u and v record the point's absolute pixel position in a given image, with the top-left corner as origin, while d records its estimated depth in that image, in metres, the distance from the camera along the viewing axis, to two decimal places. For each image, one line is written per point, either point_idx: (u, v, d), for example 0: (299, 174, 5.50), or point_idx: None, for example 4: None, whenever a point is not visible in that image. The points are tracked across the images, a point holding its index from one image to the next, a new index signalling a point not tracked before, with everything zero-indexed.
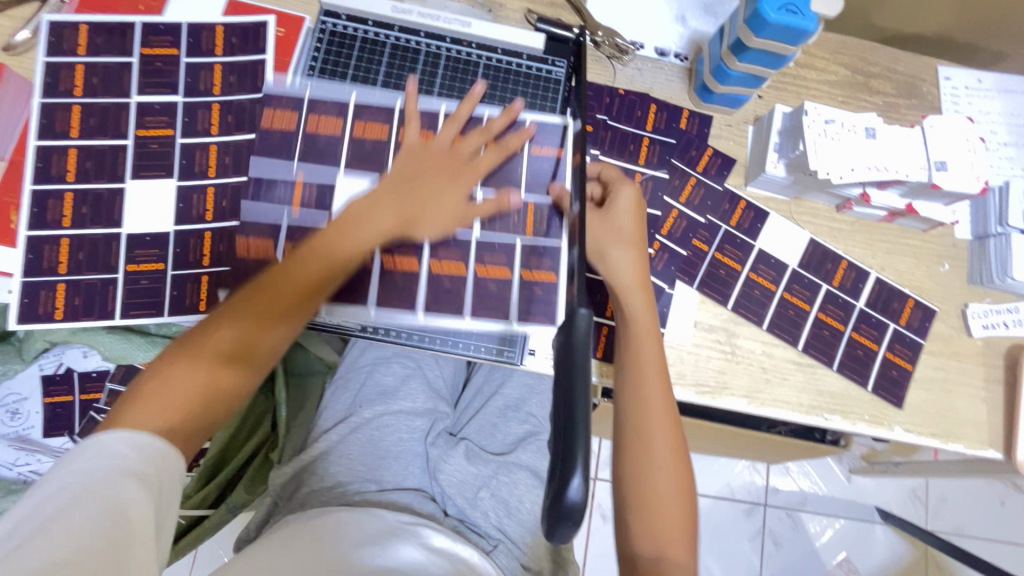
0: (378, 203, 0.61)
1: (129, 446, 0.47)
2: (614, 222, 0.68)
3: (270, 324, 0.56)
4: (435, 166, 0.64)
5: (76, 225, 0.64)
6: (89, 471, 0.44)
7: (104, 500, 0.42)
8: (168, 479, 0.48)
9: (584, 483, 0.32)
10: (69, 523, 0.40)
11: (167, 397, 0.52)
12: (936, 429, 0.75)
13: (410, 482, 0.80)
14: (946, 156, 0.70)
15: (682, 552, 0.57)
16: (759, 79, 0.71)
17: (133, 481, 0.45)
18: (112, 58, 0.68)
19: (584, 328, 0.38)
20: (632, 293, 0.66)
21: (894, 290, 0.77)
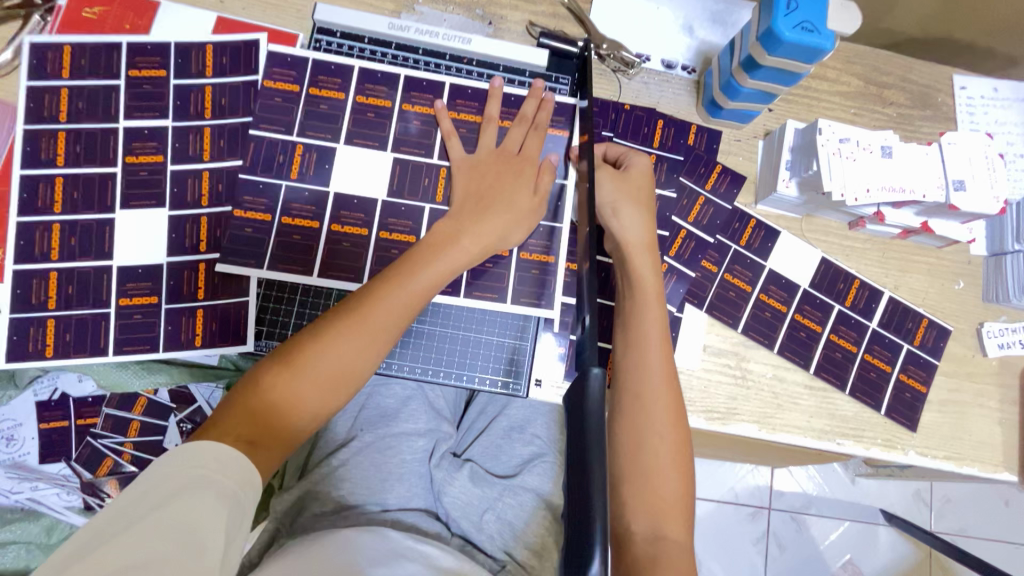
0: (452, 222, 0.62)
1: (211, 455, 0.47)
2: (628, 191, 0.67)
3: (352, 363, 0.55)
4: (491, 181, 0.64)
5: (65, 258, 0.62)
6: (174, 477, 0.45)
7: (185, 510, 0.43)
8: (246, 493, 0.48)
9: (603, 564, 0.31)
10: (146, 533, 0.41)
11: (246, 427, 0.51)
12: (950, 451, 0.73)
13: (415, 504, 0.79)
14: (964, 175, 0.67)
15: (678, 526, 0.55)
16: (771, 95, 0.69)
17: (213, 492, 0.45)
18: (97, 81, 0.65)
19: (598, 391, 0.38)
20: (638, 251, 0.64)
21: (908, 310, 0.75)
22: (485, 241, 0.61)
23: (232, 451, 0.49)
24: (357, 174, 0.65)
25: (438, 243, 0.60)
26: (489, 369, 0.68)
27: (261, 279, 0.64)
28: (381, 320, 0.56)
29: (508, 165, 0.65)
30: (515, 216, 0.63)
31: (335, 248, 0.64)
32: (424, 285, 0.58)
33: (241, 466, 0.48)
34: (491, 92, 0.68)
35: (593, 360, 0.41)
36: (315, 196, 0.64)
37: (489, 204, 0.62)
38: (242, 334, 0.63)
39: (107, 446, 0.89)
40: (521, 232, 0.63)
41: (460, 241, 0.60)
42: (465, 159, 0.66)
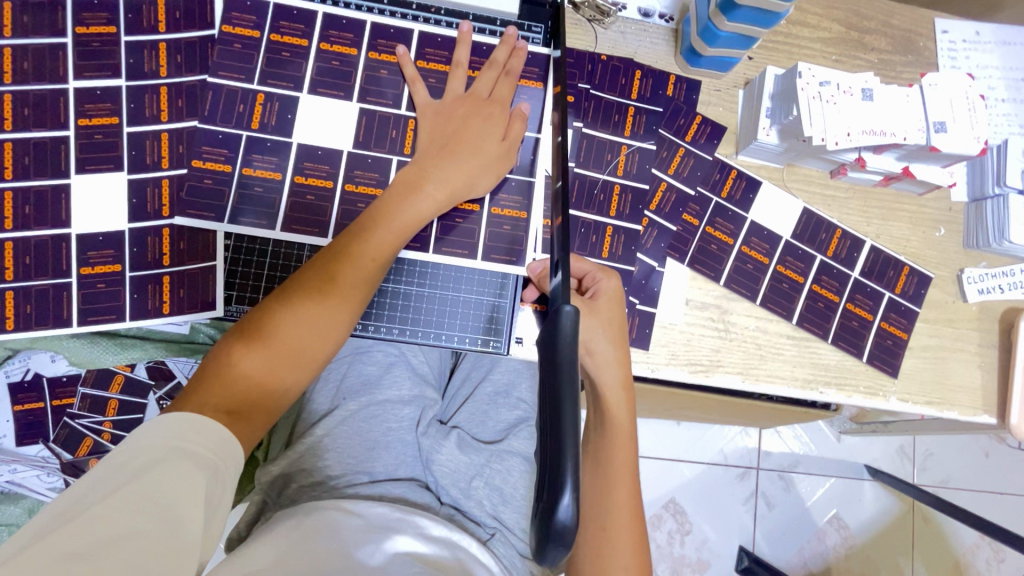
0: (414, 172, 0.60)
1: (187, 426, 0.45)
2: (600, 318, 0.61)
3: (325, 321, 0.54)
4: (451, 128, 0.62)
5: (19, 226, 0.59)
6: (147, 449, 0.43)
7: (159, 485, 0.41)
8: (226, 464, 0.46)
9: (573, 499, 0.32)
10: (117, 509, 0.39)
11: (223, 399, 0.49)
12: (930, 397, 0.74)
13: (402, 472, 0.79)
14: (945, 117, 0.66)
15: None
16: (750, 38, 0.67)
17: (192, 464, 0.43)
18: (42, 39, 0.62)
19: (569, 330, 0.38)
20: (614, 399, 0.61)
21: (889, 258, 0.75)
22: (451, 188, 0.60)
23: (209, 421, 0.47)
24: (323, 130, 0.63)
25: (403, 194, 0.59)
26: (467, 329, 0.67)
27: (228, 244, 0.61)
28: (351, 273, 0.55)
29: (474, 109, 0.63)
30: (482, 161, 0.62)
31: (306, 209, 0.62)
32: (393, 236, 0.57)
33: (220, 437, 0.46)
34: (459, 38, 0.66)
35: (566, 300, 0.41)
36: (281, 156, 0.62)
37: (454, 150, 0.61)
38: (211, 300, 0.61)
39: (85, 426, 0.87)
40: (489, 179, 0.63)
41: (426, 189, 0.59)
42: (432, 106, 0.64)
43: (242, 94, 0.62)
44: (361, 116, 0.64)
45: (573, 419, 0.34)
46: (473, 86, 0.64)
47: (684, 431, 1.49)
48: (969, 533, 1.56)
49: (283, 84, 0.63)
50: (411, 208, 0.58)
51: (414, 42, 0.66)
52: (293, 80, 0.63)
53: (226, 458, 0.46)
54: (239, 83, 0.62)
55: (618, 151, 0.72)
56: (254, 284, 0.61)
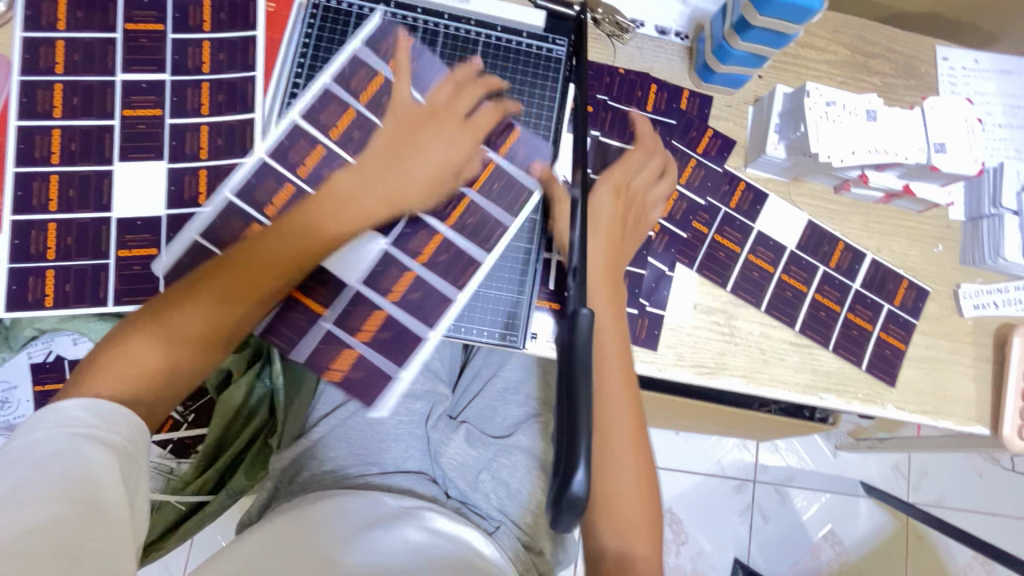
0: (362, 178, 0.64)
1: (102, 418, 0.47)
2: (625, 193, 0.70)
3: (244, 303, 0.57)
4: (406, 135, 0.66)
5: (63, 209, 0.62)
6: (46, 442, 0.43)
7: (69, 470, 0.42)
8: (130, 444, 0.48)
9: (587, 476, 0.34)
10: (31, 500, 0.39)
11: (130, 383, 0.51)
12: (926, 406, 0.76)
13: (412, 465, 0.81)
14: (945, 138, 0.70)
15: (645, 544, 0.56)
16: (761, 58, 0.70)
17: (93, 445, 0.45)
18: (93, 34, 0.65)
19: (586, 329, 0.40)
20: (605, 328, 0.61)
21: (888, 271, 0.78)
22: (389, 202, 0.65)
23: (119, 405, 0.49)
24: (356, 128, 0.67)
25: (336, 203, 0.63)
26: (505, 241, 0.69)
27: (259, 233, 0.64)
28: (273, 266, 0.59)
29: (434, 123, 0.67)
30: (419, 182, 0.66)
31: None
32: (320, 236, 0.61)
33: (128, 424, 0.48)
34: (451, 76, 0.69)
35: (583, 304, 0.43)
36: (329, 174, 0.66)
37: (398, 163, 0.65)
38: None
39: None
40: (415, 206, 0.66)
41: (366, 198, 0.64)
42: (403, 113, 0.67)
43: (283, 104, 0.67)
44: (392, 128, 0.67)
45: (589, 421, 0.36)
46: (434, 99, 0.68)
47: (683, 441, 1.51)
48: (963, 552, 1.58)
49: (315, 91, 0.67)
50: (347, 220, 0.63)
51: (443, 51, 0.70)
52: (327, 94, 0.67)
53: (135, 443, 0.49)
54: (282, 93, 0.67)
55: None
56: None
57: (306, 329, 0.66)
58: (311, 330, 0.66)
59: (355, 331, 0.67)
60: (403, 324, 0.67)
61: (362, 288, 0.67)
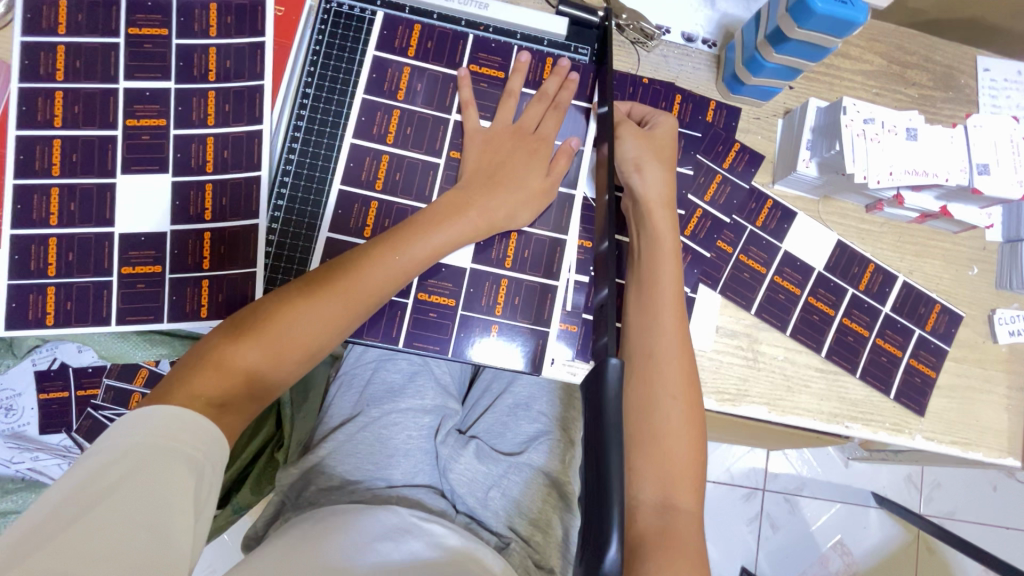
0: (474, 188, 0.62)
1: (174, 425, 0.45)
2: (655, 145, 0.66)
3: (336, 311, 0.55)
4: (499, 146, 0.64)
5: (64, 223, 0.60)
6: (135, 449, 0.42)
7: (154, 486, 0.40)
8: (212, 462, 0.46)
9: (620, 550, 0.31)
10: (114, 517, 0.37)
11: (217, 386, 0.49)
12: (955, 436, 0.73)
13: (420, 479, 0.80)
14: (989, 159, 0.66)
15: (687, 495, 0.54)
16: (795, 70, 0.67)
17: (176, 461, 0.43)
18: (95, 38, 0.62)
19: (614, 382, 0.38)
20: (663, 259, 0.62)
21: (921, 295, 0.75)
22: (491, 220, 0.62)
23: (198, 418, 0.46)
24: (368, 143, 0.64)
25: (439, 216, 0.60)
26: (581, 173, 0.68)
27: (270, 250, 0.62)
28: (373, 279, 0.56)
29: (520, 142, 0.65)
30: (524, 197, 0.63)
31: (350, 218, 0.63)
32: (423, 254, 0.59)
33: (210, 437, 0.46)
34: (507, 87, 0.66)
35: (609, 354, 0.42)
36: (410, 184, 0.65)
37: (500, 183, 0.63)
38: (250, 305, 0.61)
39: (108, 417, 0.87)
40: (528, 213, 0.64)
41: (469, 214, 0.61)
42: (480, 132, 0.65)
43: (292, 122, 0.64)
44: (444, 126, 0.66)
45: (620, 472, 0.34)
46: (522, 120, 0.65)
47: None
48: (974, 566, 1.55)
49: (351, 101, 0.64)
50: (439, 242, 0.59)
51: (468, 48, 0.67)
52: (368, 108, 0.64)
53: (204, 450, 0.45)
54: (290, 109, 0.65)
55: None
56: None
57: (441, 323, 0.65)
58: (451, 323, 0.65)
59: (491, 309, 0.66)
60: (531, 284, 0.66)
61: (477, 268, 0.66)
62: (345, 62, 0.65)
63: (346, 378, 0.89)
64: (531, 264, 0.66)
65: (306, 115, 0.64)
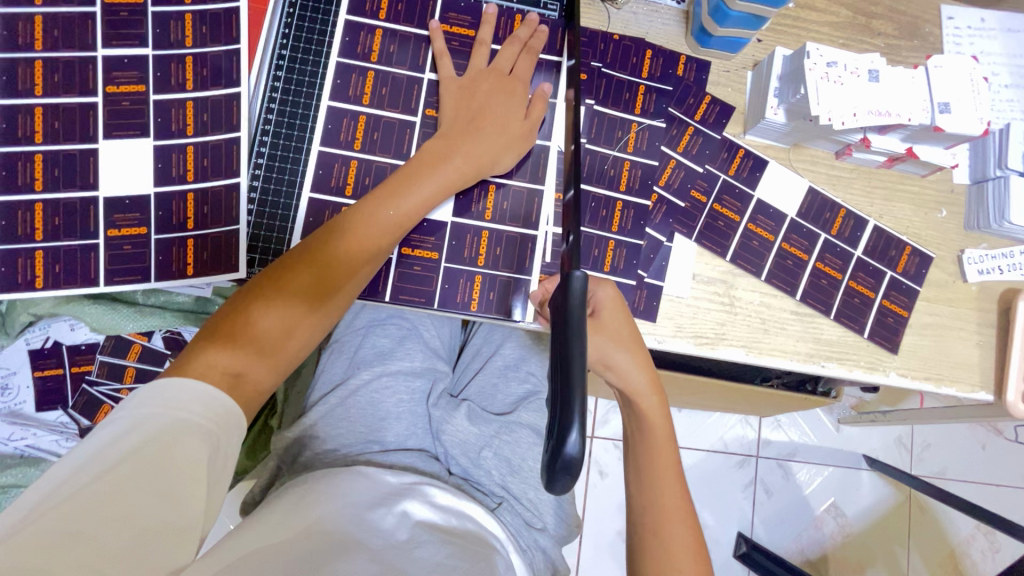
0: (453, 137, 0.64)
1: (191, 397, 0.46)
2: (611, 330, 0.63)
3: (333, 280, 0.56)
4: (471, 99, 0.66)
5: (49, 188, 0.61)
6: (146, 422, 0.44)
7: (158, 462, 0.42)
8: (227, 432, 0.47)
9: (580, 437, 0.34)
10: (122, 486, 0.40)
11: (226, 361, 0.50)
12: (928, 373, 0.76)
13: (413, 442, 0.81)
14: (950, 98, 0.68)
15: None
16: (760, 18, 0.68)
17: (188, 433, 0.44)
18: (72, 8, 0.63)
19: (577, 295, 0.40)
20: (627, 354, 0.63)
21: (891, 238, 0.77)
22: (476, 164, 0.63)
23: (208, 390, 0.47)
24: (344, 103, 0.66)
25: (423, 169, 0.61)
26: (556, 126, 0.69)
27: (251, 208, 0.63)
28: (367, 241, 0.58)
29: (495, 87, 0.66)
30: (506, 143, 0.65)
31: (330, 176, 0.65)
32: (411, 208, 0.60)
33: (222, 410, 0.47)
34: (478, 42, 0.68)
35: (576, 266, 0.44)
36: (388, 142, 0.66)
37: (479, 127, 0.64)
38: (234, 262, 0.63)
39: (103, 393, 0.89)
40: (509, 160, 0.65)
41: (452, 162, 0.62)
42: (455, 82, 0.66)
43: (269, 83, 0.65)
44: (418, 84, 0.67)
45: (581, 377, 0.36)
46: (495, 66, 0.67)
47: (685, 417, 1.51)
48: (966, 523, 1.58)
49: (326, 64, 0.66)
50: (429, 198, 0.61)
51: (438, 8, 0.68)
52: (343, 69, 0.66)
53: (218, 416, 0.47)
54: (267, 72, 0.66)
55: (628, 128, 0.74)
56: (275, 248, 0.64)
57: (425, 276, 0.67)
58: (434, 276, 0.67)
59: (473, 261, 0.68)
60: (511, 235, 0.68)
61: (458, 222, 0.67)
62: (321, 24, 0.66)
63: (336, 345, 0.91)
64: (510, 216, 0.68)
65: (283, 78, 0.65)
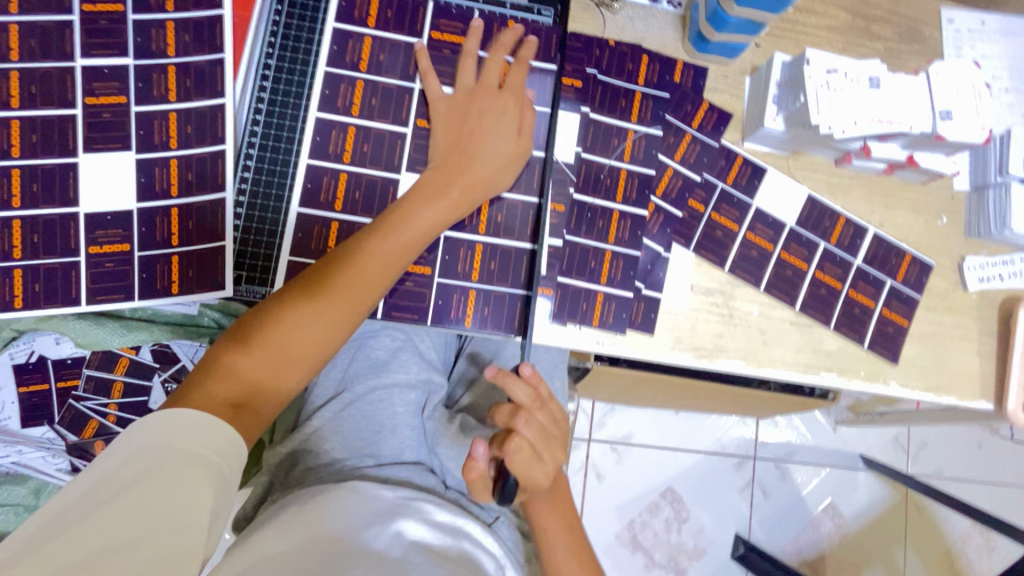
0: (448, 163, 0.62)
1: (195, 427, 0.45)
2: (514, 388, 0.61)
3: (337, 307, 0.55)
4: (462, 117, 0.64)
5: (27, 205, 0.59)
6: (145, 453, 0.41)
7: (159, 491, 0.40)
8: (232, 461, 0.45)
9: None
10: (119, 517, 0.37)
11: (225, 389, 0.50)
12: (929, 382, 0.75)
13: (408, 456, 0.80)
14: (951, 105, 0.67)
15: None
16: (758, 24, 0.66)
17: (191, 464, 0.42)
18: (48, 16, 0.61)
19: None
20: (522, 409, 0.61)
21: (891, 246, 0.76)
22: (471, 190, 0.62)
23: (212, 420, 0.46)
24: (332, 114, 0.64)
25: (425, 195, 0.61)
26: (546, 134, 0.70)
27: (239, 224, 0.62)
28: (372, 269, 0.57)
29: (488, 102, 0.64)
30: (500, 163, 0.63)
31: (317, 190, 0.63)
32: (413, 235, 0.59)
33: (227, 437, 0.46)
34: (465, 51, 0.66)
35: None
36: (378, 154, 0.64)
37: (474, 150, 0.63)
38: (221, 280, 0.61)
39: (91, 408, 0.87)
40: (506, 179, 0.64)
41: (451, 190, 0.61)
42: (442, 99, 0.64)
43: (255, 94, 0.63)
44: (409, 94, 0.66)
45: None
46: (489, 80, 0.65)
47: (683, 420, 1.49)
48: (962, 522, 1.58)
49: (314, 73, 0.64)
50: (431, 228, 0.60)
51: (429, 14, 0.67)
52: (332, 79, 0.64)
53: (218, 445, 0.45)
54: (252, 82, 0.64)
55: (625, 136, 0.72)
56: (263, 264, 0.62)
57: (418, 291, 0.67)
58: (428, 291, 0.67)
59: (467, 275, 0.68)
60: (506, 248, 0.69)
61: (451, 236, 0.68)
62: (309, 32, 0.64)
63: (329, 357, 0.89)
64: (505, 228, 0.69)
65: (269, 88, 0.63)
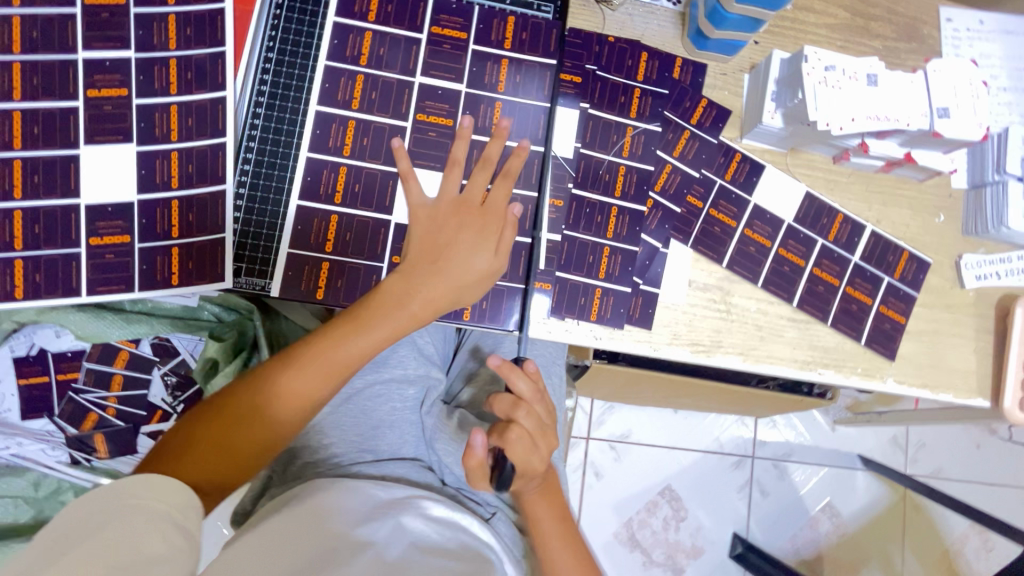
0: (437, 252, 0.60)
1: (145, 483, 0.43)
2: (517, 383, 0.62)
3: (369, 341, 0.56)
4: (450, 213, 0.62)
5: (28, 196, 0.60)
6: (88, 514, 0.40)
7: (112, 541, 0.39)
8: (186, 506, 0.44)
9: None
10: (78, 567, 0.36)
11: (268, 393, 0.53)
12: (925, 379, 0.75)
13: (406, 451, 0.80)
14: (949, 102, 0.67)
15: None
16: (757, 21, 0.67)
17: (143, 513, 0.41)
18: (50, 9, 0.61)
19: None
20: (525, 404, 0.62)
21: (889, 243, 0.76)
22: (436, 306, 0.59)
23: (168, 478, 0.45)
24: (332, 108, 0.64)
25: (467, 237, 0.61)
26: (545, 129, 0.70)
27: (239, 218, 0.62)
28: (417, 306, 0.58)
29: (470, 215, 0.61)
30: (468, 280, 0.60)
31: (317, 184, 0.63)
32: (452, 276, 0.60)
33: (177, 489, 0.45)
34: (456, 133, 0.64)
35: None
36: (377, 148, 0.65)
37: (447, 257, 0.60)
38: (221, 273, 0.62)
39: (90, 400, 0.87)
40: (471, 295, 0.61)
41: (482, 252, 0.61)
42: (423, 208, 0.62)
43: (255, 87, 0.64)
44: (409, 89, 0.66)
45: None
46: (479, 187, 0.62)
47: (681, 419, 1.49)
48: (960, 522, 1.58)
49: (314, 67, 0.64)
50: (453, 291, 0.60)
51: (429, 9, 0.67)
52: (332, 73, 0.64)
53: (173, 494, 0.44)
54: (253, 76, 0.64)
55: (623, 132, 0.72)
56: (262, 258, 0.62)
57: None
58: None
59: None
60: None
61: None
62: (309, 26, 0.64)
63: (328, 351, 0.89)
64: None
65: (269, 82, 0.64)
